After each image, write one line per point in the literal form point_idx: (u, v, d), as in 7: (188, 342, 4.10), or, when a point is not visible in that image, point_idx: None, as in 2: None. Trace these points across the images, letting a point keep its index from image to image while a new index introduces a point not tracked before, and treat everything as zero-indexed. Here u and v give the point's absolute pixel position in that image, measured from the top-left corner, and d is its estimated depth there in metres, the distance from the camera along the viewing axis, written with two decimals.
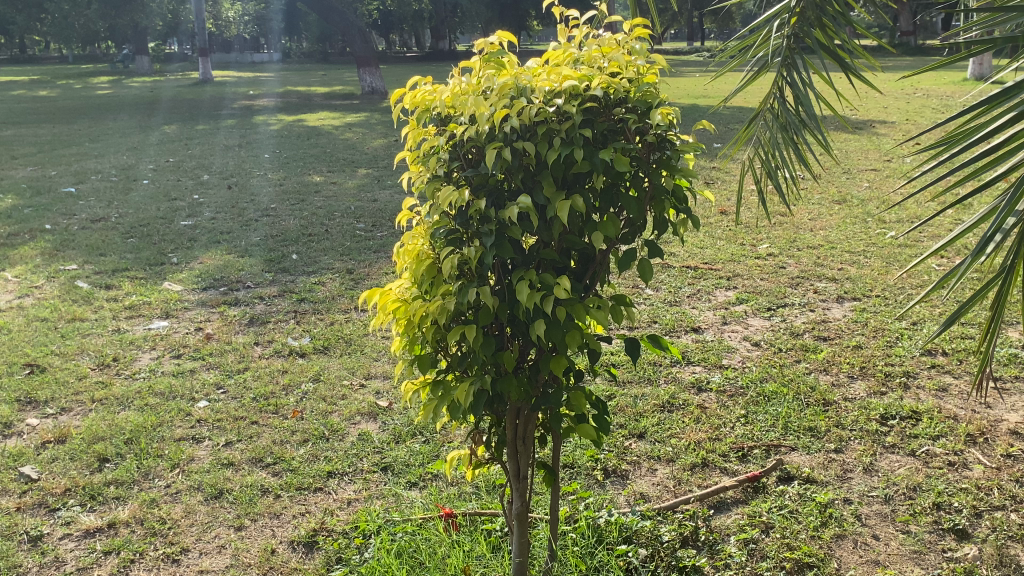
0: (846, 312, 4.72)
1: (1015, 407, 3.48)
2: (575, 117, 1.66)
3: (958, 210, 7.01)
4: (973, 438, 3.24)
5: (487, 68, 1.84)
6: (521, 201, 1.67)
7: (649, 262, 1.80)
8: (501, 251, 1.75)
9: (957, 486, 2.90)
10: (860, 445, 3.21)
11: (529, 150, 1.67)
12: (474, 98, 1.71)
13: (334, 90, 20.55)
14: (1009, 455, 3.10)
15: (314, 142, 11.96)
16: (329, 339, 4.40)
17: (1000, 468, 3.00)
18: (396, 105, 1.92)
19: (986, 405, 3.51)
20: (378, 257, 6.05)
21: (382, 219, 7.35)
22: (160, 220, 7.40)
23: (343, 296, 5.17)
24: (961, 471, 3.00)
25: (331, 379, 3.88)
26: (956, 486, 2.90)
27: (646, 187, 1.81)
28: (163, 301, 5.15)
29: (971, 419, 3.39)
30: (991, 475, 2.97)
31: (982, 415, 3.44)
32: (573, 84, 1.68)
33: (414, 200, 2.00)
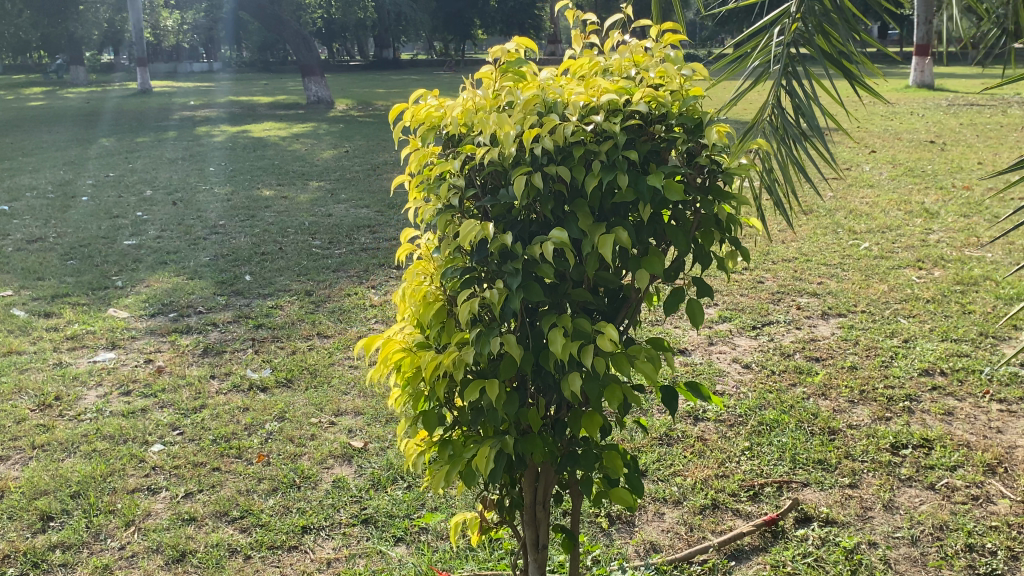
0: (834, 329, 4.53)
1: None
2: (618, 135, 1.41)
3: (927, 220, 6.91)
4: (992, 468, 3.05)
5: (504, 80, 1.59)
6: (555, 236, 1.42)
7: (698, 302, 1.56)
8: (529, 294, 1.49)
9: (986, 523, 2.70)
10: (876, 478, 3.00)
11: (565, 174, 1.42)
12: (496, 116, 1.45)
13: (279, 100, 20.07)
14: None
15: (261, 154, 11.56)
16: (292, 370, 4.08)
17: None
18: (397, 122, 1.66)
19: (996, 431, 3.34)
20: (337, 278, 5.74)
21: (339, 235, 7.02)
22: (102, 240, 6.99)
23: (303, 321, 4.85)
24: (986, 506, 2.81)
25: (297, 417, 3.57)
26: (985, 524, 2.70)
27: (692, 217, 1.56)
28: (108, 329, 4.78)
29: (985, 446, 3.19)
30: (1018, 509, 2.78)
31: (995, 441, 3.26)
32: (613, 98, 1.43)
33: (415, 232, 1.74)
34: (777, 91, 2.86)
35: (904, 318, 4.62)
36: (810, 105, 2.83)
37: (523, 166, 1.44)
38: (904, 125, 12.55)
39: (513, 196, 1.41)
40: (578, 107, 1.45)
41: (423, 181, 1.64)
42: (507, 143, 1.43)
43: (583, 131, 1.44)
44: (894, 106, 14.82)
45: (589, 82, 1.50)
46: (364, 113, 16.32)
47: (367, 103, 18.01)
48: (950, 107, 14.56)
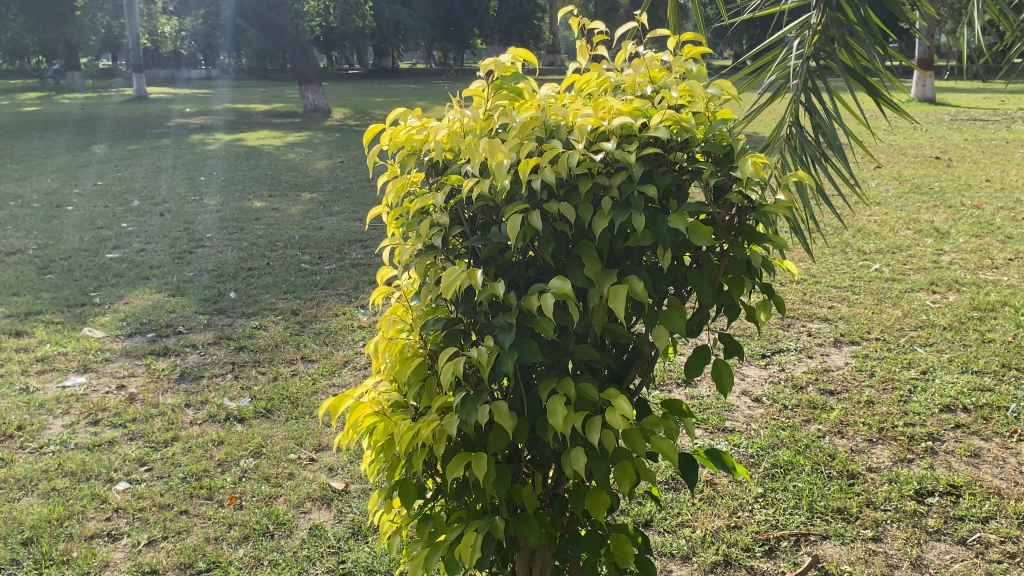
0: (847, 359, 4.28)
1: None
2: (634, 167, 1.17)
3: (938, 240, 6.67)
4: None
5: (497, 99, 1.35)
6: (555, 288, 1.17)
7: (726, 364, 1.31)
8: (524, 354, 1.25)
9: None
10: (901, 531, 2.75)
11: (569, 214, 1.17)
12: (489, 142, 1.21)
13: (275, 108, 19.84)
14: None
15: (254, 164, 11.31)
16: (272, 400, 3.82)
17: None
18: (372, 146, 1.42)
19: None
20: (325, 296, 5.49)
21: (329, 250, 6.77)
22: (83, 252, 6.74)
23: (288, 343, 4.60)
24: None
25: (275, 453, 3.31)
26: None
27: (719, 262, 1.31)
28: (81, 351, 4.53)
29: (1018, 495, 2.94)
30: None
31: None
32: (627, 121, 1.19)
33: (392, 272, 1.49)
34: (797, 107, 2.60)
35: (921, 347, 4.37)
36: (833, 124, 2.57)
37: (519, 203, 1.20)
38: (908, 140, 12.32)
39: (507, 239, 1.17)
40: (584, 132, 1.21)
41: (402, 216, 1.40)
42: (500, 173, 1.19)
43: (590, 160, 1.20)
44: (896, 119, 14.61)
45: (598, 102, 1.26)
46: (360, 122, 16.06)
47: (365, 113, 17.79)
48: (954, 121, 14.35)
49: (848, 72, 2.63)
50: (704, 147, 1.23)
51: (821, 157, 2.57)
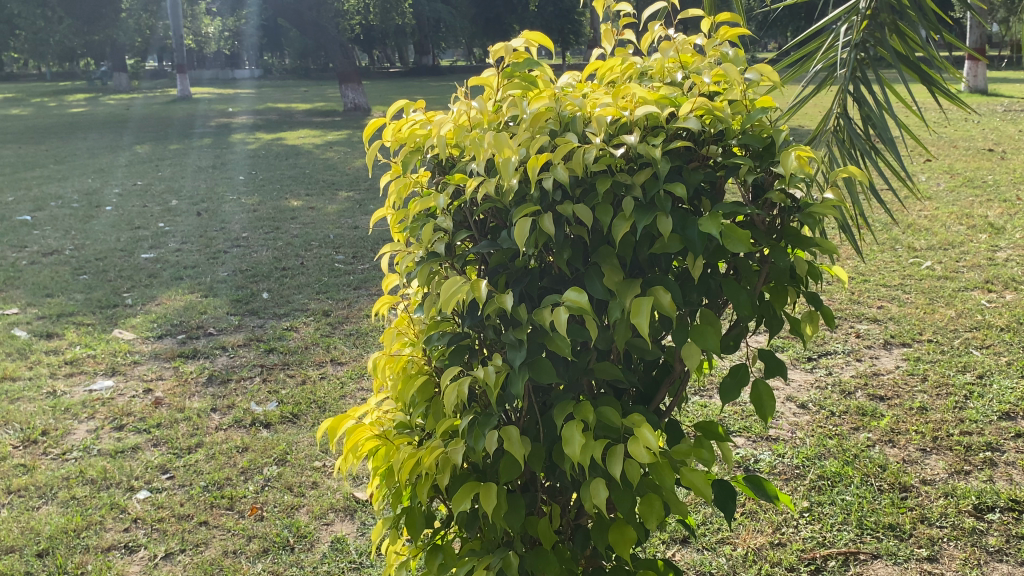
0: (898, 362, 4.08)
1: None
2: (660, 164, 1.03)
3: (993, 236, 6.39)
4: None
5: (508, 88, 1.21)
6: (569, 302, 1.03)
7: (766, 386, 1.16)
8: (537, 374, 1.11)
9: None
10: (960, 550, 2.57)
11: (585, 217, 1.03)
12: (495, 136, 1.07)
13: (315, 107, 19.89)
14: None
15: (292, 162, 11.29)
16: (299, 404, 3.72)
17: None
18: (372, 142, 1.28)
19: None
20: (357, 296, 5.39)
21: (363, 249, 6.68)
22: (119, 253, 6.72)
23: (318, 345, 4.50)
24: None
25: (299, 460, 3.21)
26: None
27: (758, 269, 1.17)
28: (110, 353, 4.47)
29: None
30: None
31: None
32: (651, 111, 1.05)
33: (397, 281, 1.36)
34: (845, 98, 2.43)
35: (976, 350, 4.15)
36: (884, 114, 2.40)
37: (529, 204, 1.06)
38: (961, 132, 11.91)
39: (516, 245, 1.03)
40: (603, 124, 1.07)
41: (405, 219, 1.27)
42: (508, 170, 1.05)
43: (609, 155, 1.06)
44: (947, 110, 14.17)
45: (619, 91, 1.12)
46: None
47: None
48: (1006, 112, 13.88)
49: (901, 59, 2.44)
50: (740, 140, 1.08)
51: (872, 151, 2.39)
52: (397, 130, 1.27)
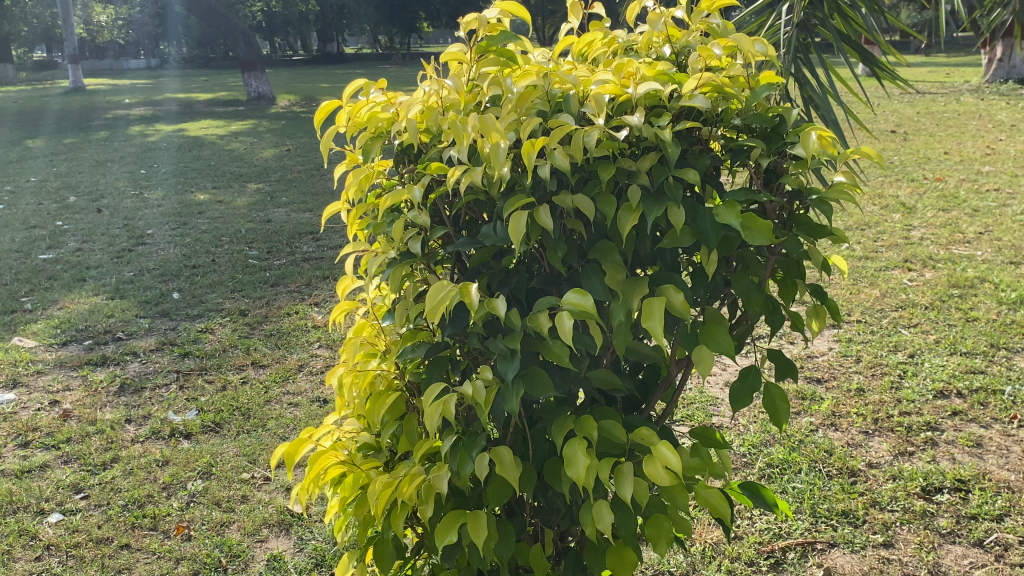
0: (830, 344, 4.08)
1: None
2: (671, 148, 0.91)
3: (905, 215, 6.50)
4: None
5: (482, 64, 1.07)
6: (573, 306, 0.91)
7: (777, 392, 1.06)
8: (533, 388, 0.99)
9: None
10: (913, 534, 2.54)
11: (587, 208, 0.91)
12: (481, 119, 0.94)
13: (217, 95, 19.21)
14: None
15: (196, 154, 10.84)
16: (221, 411, 3.50)
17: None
18: (326, 127, 1.13)
19: None
20: (275, 294, 5.13)
21: (278, 244, 6.40)
22: (14, 254, 6.30)
23: (237, 346, 4.26)
24: None
25: (225, 472, 3.00)
26: None
27: (766, 263, 1.06)
28: (10, 363, 4.15)
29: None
30: None
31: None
32: (657, 87, 0.93)
33: (356, 286, 1.21)
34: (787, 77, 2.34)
35: (905, 329, 4.18)
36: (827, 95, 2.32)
37: (521, 196, 0.94)
38: (863, 117, 12.20)
39: (512, 243, 0.90)
40: (602, 102, 0.94)
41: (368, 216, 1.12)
42: (499, 158, 0.92)
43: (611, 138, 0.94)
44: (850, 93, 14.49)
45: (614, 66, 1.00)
46: (305, 106, 15.43)
47: (310, 97, 17.23)
48: (904, 95, 14.28)
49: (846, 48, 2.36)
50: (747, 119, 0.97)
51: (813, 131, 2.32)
52: (354, 114, 1.12)
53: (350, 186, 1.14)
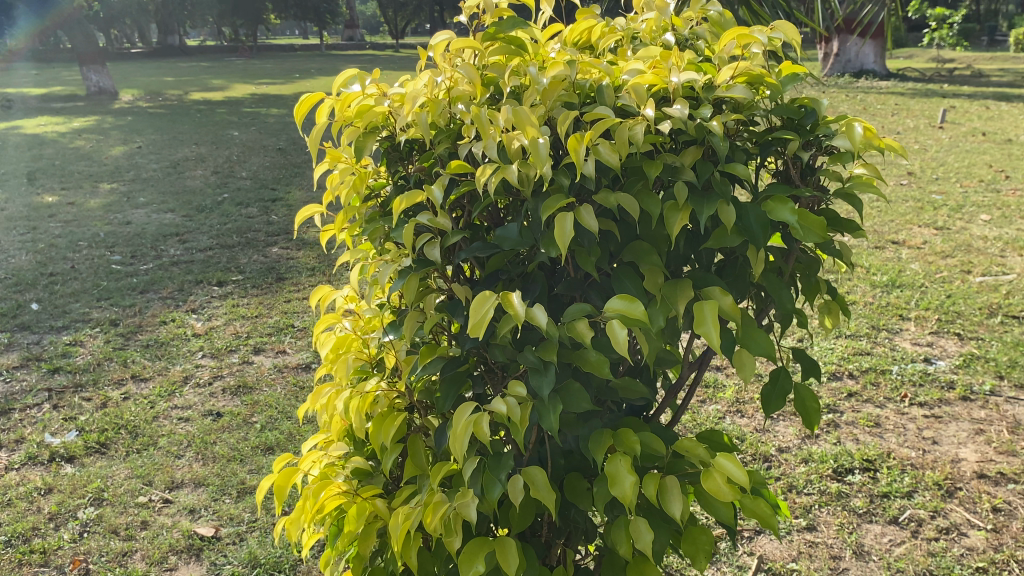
0: None
1: (962, 441, 2.50)
2: (722, 142, 0.85)
3: None
4: (949, 491, 2.26)
5: (490, 51, 0.99)
6: (625, 312, 0.84)
7: (808, 394, 1.02)
8: (570, 403, 0.91)
9: (969, 566, 1.96)
10: (832, 515, 2.16)
11: (633, 209, 0.84)
12: (515, 111, 0.86)
13: (50, 94, 17.66)
14: (998, 510, 2.18)
15: (37, 156, 9.83)
16: (106, 432, 2.82)
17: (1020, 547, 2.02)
18: (319, 123, 1.02)
19: (931, 442, 2.49)
20: (149, 300, 4.38)
21: (140, 244, 5.60)
22: None
23: (114, 358, 3.53)
24: (959, 540, 2.06)
25: (118, 498, 2.37)
26: (969, 566, 1.96)
27: (792, 261, 1.02)
28: None
29: (933, 466, 2.36)
30: (993, 541, 2.05)
31: (938, 456, 2.43)
32: (698, 77, 0.87)
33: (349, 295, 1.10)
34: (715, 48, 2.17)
35: None
36: None
37: (559, 195, 0.86)
38: None
39: (561, 245, 0.82)
40: (642, 94, 0.88)
41: (367, 221, 1.02)
42: (541, 155, 0.84)
43: (653, 132, 0.88)
44: None
45: (641, 56, 0.94)
46: (150, 102, 14.22)
47: (155, 93, 16.04)
48: None
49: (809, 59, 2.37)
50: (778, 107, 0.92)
51: None
52: (343, 108, 1.01)
53: (342, 188, 1.03)
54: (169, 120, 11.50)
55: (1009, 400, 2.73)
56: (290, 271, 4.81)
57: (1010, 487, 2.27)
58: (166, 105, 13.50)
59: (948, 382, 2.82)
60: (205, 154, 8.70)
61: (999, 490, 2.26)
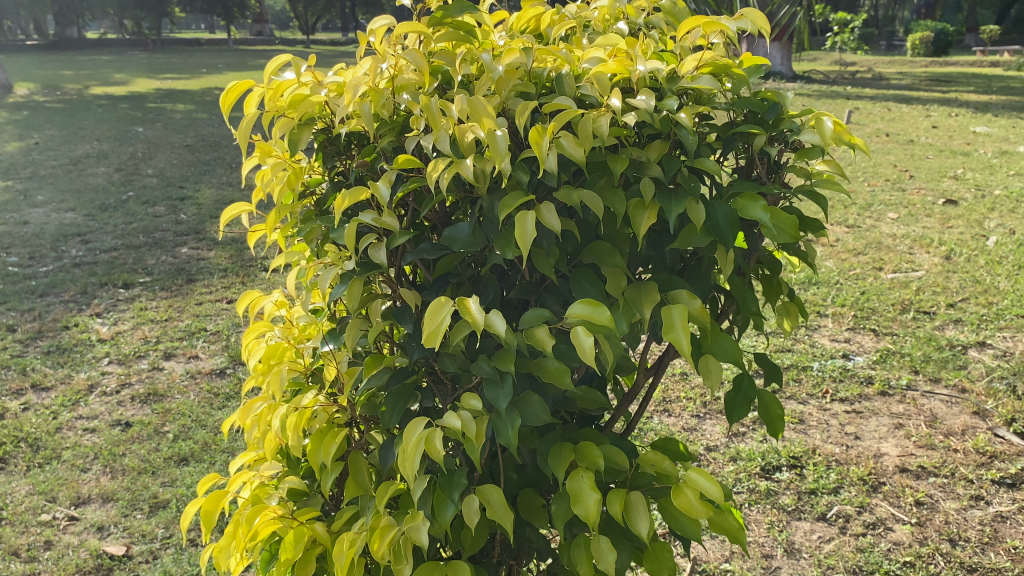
0: None
1: (885, 434, 2.38)
2: (690, 136, 0.80)
3: None
4: (874, 484, 2.13)
5: (439, 38, 0.92)
6: (591, 315, 0.78)
7: (773, 401, 0.97)
8: (528, 416, 0.85)
9: (898, 561, 1.83)
10: (762, 514, 2.01)
11: (597, 207, 0.78)
12: (469, 101, 0.79)
13: None
14: (921, 503, 2.04)
15: None
16: (3, 445, 2.60)
17: (946, 540, 1.90)
18: (249, 114, 0.93)
19: (853, 437, 2.37)
20: (48, 305, 4.11)
21: (36, 244, 5.27)
22: None
23: (12, 366, 3.29)
24: (885, 535, 1.93)
25: (17, 517, 2.19)
26: (897, 561, 1.84)
27: (753, 263, 0.98)
28: None
29: (857, 459, 2.23)
30: (918, 535, 1.93)
31: (860, 451, 2.29)
32: (664, 65, 0.82)
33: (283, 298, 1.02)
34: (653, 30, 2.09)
35: None
36: None
37: (518, 193, 0.79)
38: None
39: (523, 246, 0.75)
40: (606, 84, 0.81)
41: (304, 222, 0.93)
42: (500, 150, 0.77)
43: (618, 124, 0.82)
44: None
45: (600, 42, 0.87)
46: (47, 95, 13.54)
47: (51, 85, 15.28)
48: None
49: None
50: (739, 99, 0.87)
51: None
52: (276, 97, 0.93)
53: (273, 188, 0.94)
54: (66, 114, 10.98)
55: (925, 394, 2.62)
56: (200, 272, 4.61)
57: (931, 480, 2.14)
58: (63, 99, 12.91)
59: (866, 378, 2.71)
60: (107, 151, 8.32)
61: (920, 483, 2.13)
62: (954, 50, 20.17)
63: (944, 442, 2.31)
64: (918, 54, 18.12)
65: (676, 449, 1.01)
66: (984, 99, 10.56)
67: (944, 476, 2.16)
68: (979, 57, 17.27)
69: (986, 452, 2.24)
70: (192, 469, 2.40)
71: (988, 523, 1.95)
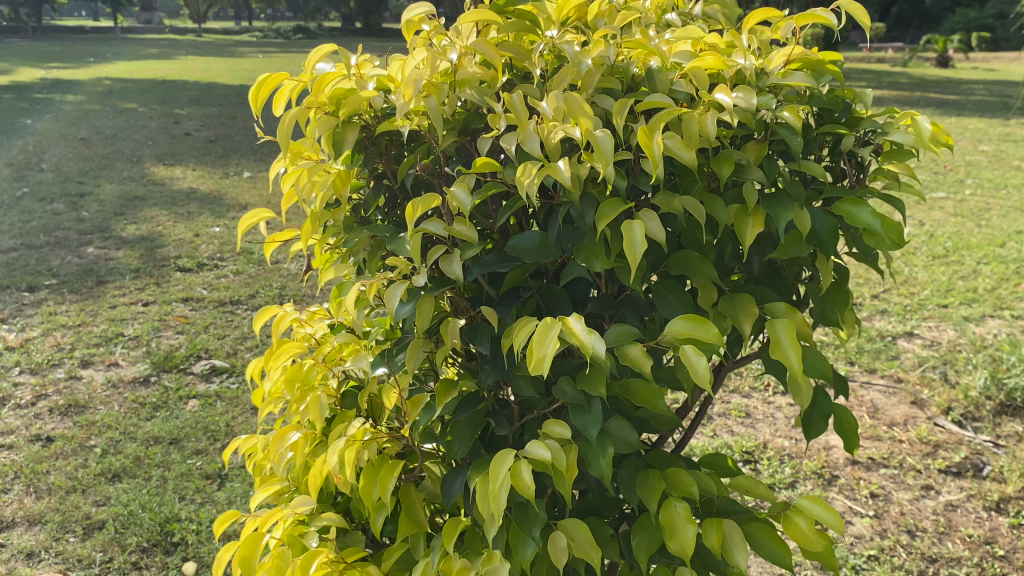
0: None
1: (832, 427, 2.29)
2: (799, 136, 0.73)
3: None
4: (828, 477, 2.04)
5: (499, 28, 0.83)
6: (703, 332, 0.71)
7: (848, 417, 0.92)
8: (615, 443, 0.77)
9: (864, 556, 1.75)
10: None
11: (701, 214, 0.71)
12: (565, 99, 0.71)
13: None
14: (876, 495, 1.97)
15: None
16: None
17: (905, 531, 1.83)
18: (290, 113, 0.83)
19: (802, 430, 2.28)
20: None
21: None
22: None
23: None
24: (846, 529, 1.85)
25: None
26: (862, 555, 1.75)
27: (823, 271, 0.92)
28: None
29: (807, 452, 2.14)
30: (878, 528, 1.86)
31: (809, 444, 2.20)
32: (763, 59, 0.75)
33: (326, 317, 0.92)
34: None
35: None
36: None
37: (616, 201, 0.72)
38: None
39: (636, 258, 0.68)
40: (703, 80, 0.74)
41: (353, 236, 0.84)
42: (605, 152, 0.69)
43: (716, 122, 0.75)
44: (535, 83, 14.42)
45: (679, 34, 0.80)
46: None
47: None
48: None
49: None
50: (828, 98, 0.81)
51: None
52: (318, 93, 0.83)
53: (317, 198, 0.85)
54: None
55: (862, 384, 2.52)
56: (110, 273, 4.21)
57: (882, 472, 2.06)
58: None
59: None
60: None
61: (872, 475, 2.05)
62: (845, 47, 20.67)
63: (888, 433, 2.22)
64: (813, 50, 18.48)
65: (731, 464, 0.95)
66: (884, 95, 10.75)
67: (894, 467, 2.07)
68: (872, 54, 17.71)
69: (929, 442, 2.16)
70: (128, 486, 2.09)
71: (941, 512, 1.88)
